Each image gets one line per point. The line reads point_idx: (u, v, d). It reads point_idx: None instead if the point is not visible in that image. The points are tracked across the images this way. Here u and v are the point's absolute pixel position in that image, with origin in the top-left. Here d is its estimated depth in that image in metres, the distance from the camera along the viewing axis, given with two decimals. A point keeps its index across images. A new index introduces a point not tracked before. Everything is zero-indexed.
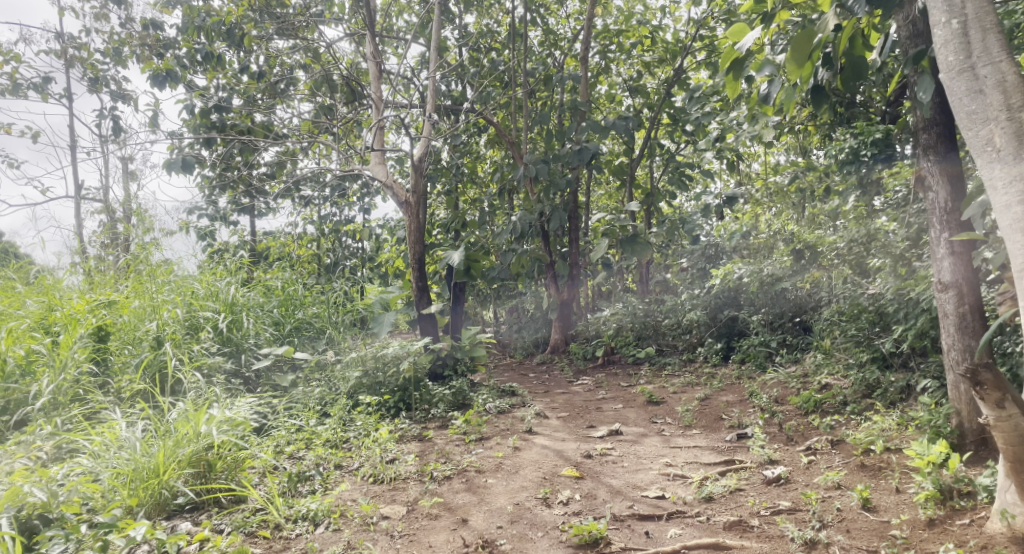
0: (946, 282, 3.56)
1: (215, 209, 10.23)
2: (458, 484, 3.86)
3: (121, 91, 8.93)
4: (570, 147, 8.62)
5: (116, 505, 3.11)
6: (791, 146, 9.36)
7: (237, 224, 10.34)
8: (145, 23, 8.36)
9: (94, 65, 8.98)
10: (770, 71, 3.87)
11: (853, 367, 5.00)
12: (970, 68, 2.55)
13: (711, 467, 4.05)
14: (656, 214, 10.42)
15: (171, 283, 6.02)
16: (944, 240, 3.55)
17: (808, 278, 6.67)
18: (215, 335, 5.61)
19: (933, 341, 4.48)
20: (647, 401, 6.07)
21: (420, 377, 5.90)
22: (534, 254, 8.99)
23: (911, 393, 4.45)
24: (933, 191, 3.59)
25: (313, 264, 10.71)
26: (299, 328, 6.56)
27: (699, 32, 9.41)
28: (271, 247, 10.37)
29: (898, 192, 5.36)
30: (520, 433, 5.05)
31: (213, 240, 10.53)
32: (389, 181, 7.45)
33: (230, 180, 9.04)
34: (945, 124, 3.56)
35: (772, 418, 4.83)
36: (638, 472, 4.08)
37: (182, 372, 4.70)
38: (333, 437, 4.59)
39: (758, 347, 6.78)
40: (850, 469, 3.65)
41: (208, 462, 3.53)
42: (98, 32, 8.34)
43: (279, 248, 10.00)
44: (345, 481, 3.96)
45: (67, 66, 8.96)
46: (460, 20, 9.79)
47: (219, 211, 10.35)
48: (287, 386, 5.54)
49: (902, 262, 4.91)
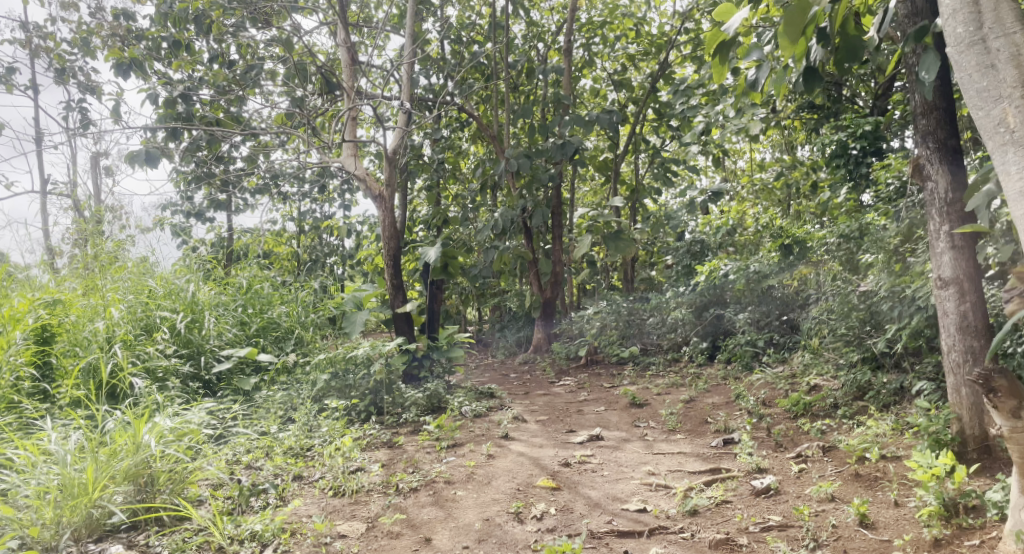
0: (946, 278, 3.33)
1: (189, 204, 9.91)
2: (425, 497, 3.58)
3: (89, 83, 8.57)
4: (552, 141, 8.37)
5: (11, 536, 2.83)
6: (776, 143, 9.19)
7: (213, 220, 10.03)
8: (116, 13, 8.04)
9: (61, 55, 8.60)
10: (757, 56, 3.63)
11: (843, 369, 4.81)
12: (981, 40, 2.31)
13: (696, 476, 3.80)
14: (640, 211, 10.18)
15: (128, 282, 5.72)
16: (944, 233, 3.32)
17: (795, 275, 6.45)
18: (172, 336, 5.32)
19: (929, 342, 4.24)
20: (630, 403, 5.82)
21: (393, 379, 5.63)
22: (516, 251, 8.72)
23: (905, 396, 4.23)
24: (933, 180, 3.36)
25: (290, 261, 10.40)
26: (266, 328, 6.27)
27: (684, 26, 9.17)
28: (248, 244, 10.07)
29: (891, 185, 5.14)
30: (496, 439, 4.78)
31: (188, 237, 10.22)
32: (362, 174, 7.13)
33: (204, 175, 8.72)
34: (945, 109, 3.32)
35: (760, 422, 4.59)
36: (618, 482, 3.82)
37: (122, 377, 4.40)
38: (294, 445, 4.33)
39: (744, 347, 6.52)
40: (844, 480, 3.41)
41: (150, 475, 3.25)
42: (64, 21, 7.96)
43: (255, 245, 9.72)
44: (303, 494, 3.69)
45: (32, 56, 8.56)
46: (442, 12, 9.48)
47: (194, 207, 10.04)
48: (251, 390, 5.28)
49: (897, 258, 4.65)
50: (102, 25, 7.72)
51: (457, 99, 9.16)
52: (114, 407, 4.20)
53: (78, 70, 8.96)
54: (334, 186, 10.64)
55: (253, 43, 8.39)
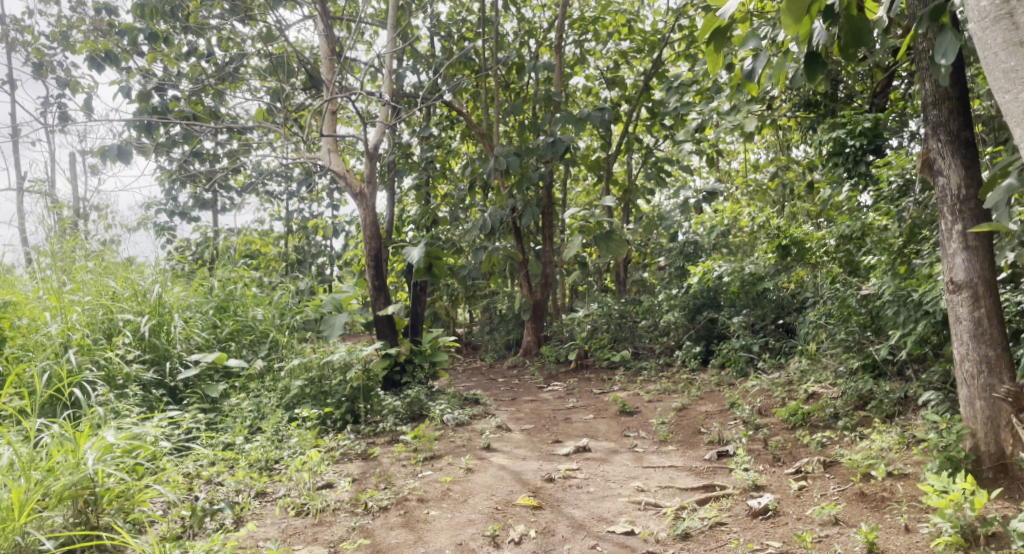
0: (958, 282, 3.08)
1: (174, 203, 9.69)
2: (394, 518, 3.32)
3: (69, 79, 8.28)
4: (542, 140, 8.09)
5: None
6: (771, 144, 8.96)
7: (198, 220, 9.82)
8: (98, 8, 7.75)
9: (39, 49, 8.21)
10: (753, 45, 3.40)
11: (843, 376, 4.58)
12: (1009, 14, 2.06)
13: (688, 493, 3.54)
14: (633, 211, 9.94)
15: (91, 283, 5.55)
16: (957, 232, 3.07)
17: (791, 276, 6.08)
18: (134, 339, 5.10)
19: (935, 349, 3.99)
20: (620, 410, 5.57)
21: (372, 385, 5.36)
22: (506, 253, 8.36)
23: (909, 406, 4.00)
24: (945, 175, 3.11)
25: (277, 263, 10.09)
26: (239, 331, 6.02)
27: (679, 23, 8.91)
28: (236, 244, 9.85)
29: (892, 185, 4.73)
30: (477, 450, 4.51)
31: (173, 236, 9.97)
32: (341, 170, 6.81)
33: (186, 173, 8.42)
34: (959, 98, 3.08)
35: (756, 434, 4.33)
36: (604, 500, 3.55)
37: (61, 388, 4.14)
38: (261, 457, 4.10)
39: (739, 352, 6.24)
40: (848, 500, 3.17)
41: (92, 496, 3.03)
42: (41, 14, 7.54)
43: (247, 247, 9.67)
44: (262, 515, 3.44)
45: (9, 50, 8.12)
46: (432, 8, 9.20)
47: (178, 206, 9.81)
48: (218, 397, 5.04)
49: (902, 259, 4.30)
50: (82, 18, 7.42)
51: (445, 96, 8.87)
52: (59, 418, 3.92)
53: (58, 65, 8.60)
54: (322, 186, 10.37)
55: (235, 36, 8.08)
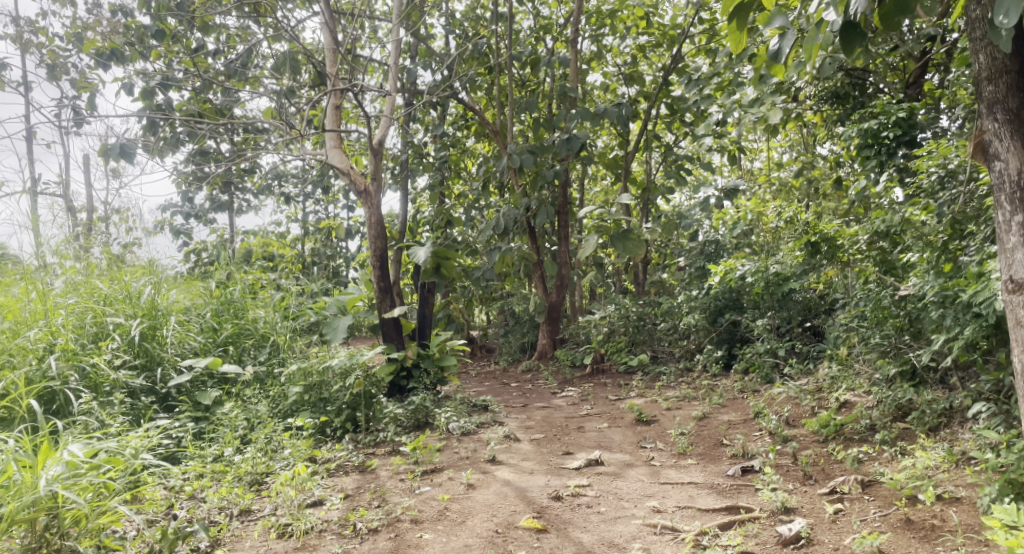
0: (1019, 280, 2.75)
1: (190, 205, 9.50)
2: (384, 542, 3.04)
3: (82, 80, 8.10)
4: (558, 136, 7.74)
5: None
6: (796, 140, 8.55)
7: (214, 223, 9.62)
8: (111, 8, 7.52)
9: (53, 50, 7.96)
10: (780, 23, 3.00)
11: (878, 384, 4.24)
12: None
13: (710, 516, 3.20)
14: (652, 211, 9.58)
15: (80, 286, 5.32)
16: (1018, 224, 2.74)
17: (819, 277, 5.57)
18: (123, 343, 4.87)
19: (984, 357, 3.63)
20: (636, 420, 5.22)
21: (374, 392, 5.05)
22: (521, 253, 8.00)
23: (954, 418, 3.66)
24: (1003, 160, 2.78)
25: (295, 263, 9.81)
26: (239, 335, 5.74)
27: (700, 16, 8.52)
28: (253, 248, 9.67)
29: (931, 176, 4.23)
30: (481, 463, 4.19)
31: (190, 239, 9.76)
32: (347, 167, 6.48)
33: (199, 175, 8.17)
34: (1019, 71, 2.75)
35: (784, 447, 3.96)
36: (617, 522, 3.22)
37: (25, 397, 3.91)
38: (250, 471, 3.83)
39: (763, 357, 5.91)
40: (893, 529, 2.84)
41: (51, 519, 2.80)
42: (54, 15, 7.30)
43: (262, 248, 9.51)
44: (242, 537, 3.18)
45: (22, 50, 7.78)
46: (447, 5, 8.89)
47: (195, 208, 9.62)
48: (210, 405, 4.79)
49: (946, 256, 3.90)
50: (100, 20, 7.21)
51: (459, 93, 8.56)
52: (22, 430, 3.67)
53: (71, 67, 8.37)
54: (338, 187, 10.15)
55: (245, 35, 7.83)
